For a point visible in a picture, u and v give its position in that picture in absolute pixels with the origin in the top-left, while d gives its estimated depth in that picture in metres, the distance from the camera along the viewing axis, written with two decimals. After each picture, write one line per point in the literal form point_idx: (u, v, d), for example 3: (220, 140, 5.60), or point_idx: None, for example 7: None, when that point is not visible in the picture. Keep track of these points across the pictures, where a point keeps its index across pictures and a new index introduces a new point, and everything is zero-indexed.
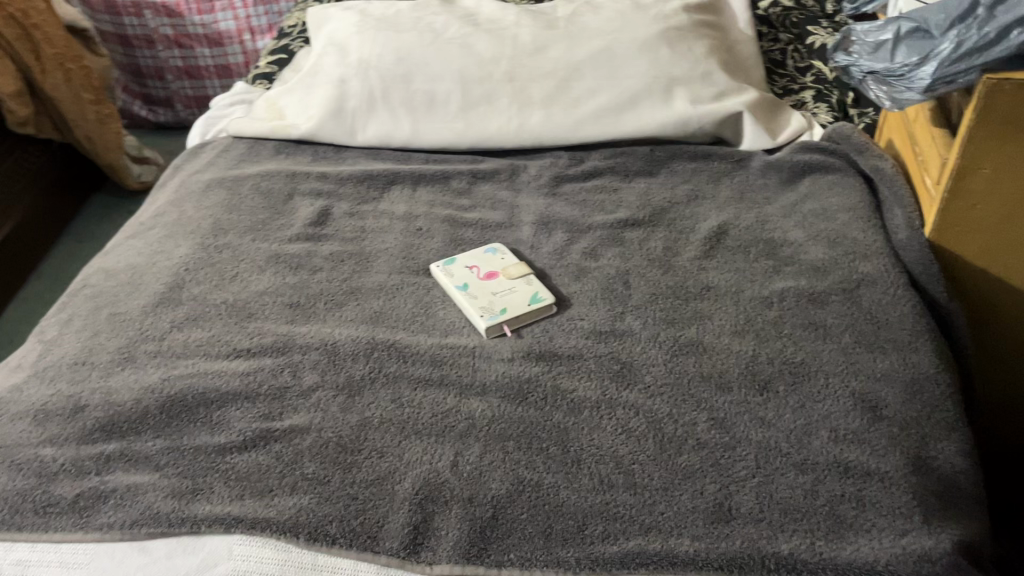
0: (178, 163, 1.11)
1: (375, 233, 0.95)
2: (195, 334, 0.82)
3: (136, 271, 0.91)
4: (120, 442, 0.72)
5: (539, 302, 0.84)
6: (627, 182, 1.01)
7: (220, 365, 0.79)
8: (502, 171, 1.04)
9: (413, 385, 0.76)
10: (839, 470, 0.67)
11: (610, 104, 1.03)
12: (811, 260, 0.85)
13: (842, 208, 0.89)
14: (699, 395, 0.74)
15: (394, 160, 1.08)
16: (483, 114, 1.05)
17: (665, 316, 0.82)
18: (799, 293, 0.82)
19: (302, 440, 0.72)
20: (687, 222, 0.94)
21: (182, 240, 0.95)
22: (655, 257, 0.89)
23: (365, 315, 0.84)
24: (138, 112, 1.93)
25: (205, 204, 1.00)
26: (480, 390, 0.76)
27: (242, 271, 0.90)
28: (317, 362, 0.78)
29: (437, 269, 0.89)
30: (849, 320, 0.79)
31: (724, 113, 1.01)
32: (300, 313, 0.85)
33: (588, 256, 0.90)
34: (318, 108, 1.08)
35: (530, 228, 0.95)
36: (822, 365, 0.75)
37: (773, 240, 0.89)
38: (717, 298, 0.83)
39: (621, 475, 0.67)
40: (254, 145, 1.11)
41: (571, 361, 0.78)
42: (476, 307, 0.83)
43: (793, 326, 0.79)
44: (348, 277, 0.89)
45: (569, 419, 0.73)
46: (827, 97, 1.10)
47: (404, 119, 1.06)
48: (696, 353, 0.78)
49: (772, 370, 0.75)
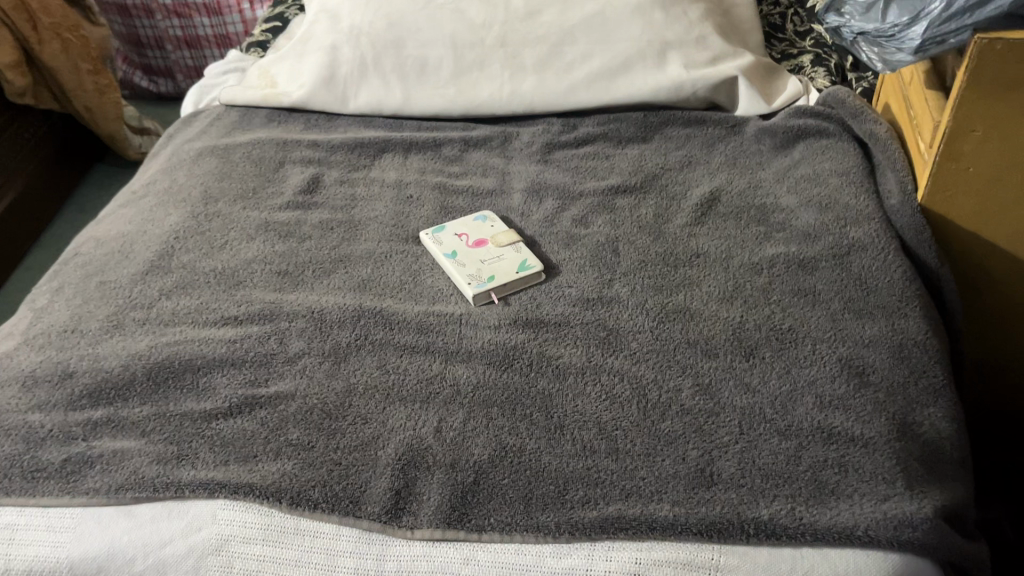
0: (171, 132, 1.11)
1: (366, 201, 0.95)
2: (183, 301, 0.82)
3: (127, 240, 0.91)
4: (108, 408, 0.73)
5: (528, 270, 0.83)
6: (619, 148, 0.99)
7: (208, 333, 0.79)
8: (494, 138, 1.03)
9: (399, 352, 0.76)
10: (822, 436, 0.67)
11: (603, 69, 1.01)
12: (802, 226, 0.84)
13: (835, 172, 0.88)
14: (684, 361, 0.73)
15: (386, 128, 1.07)
16: (475, 80, 1.04)
17: (653, 283, 0.81)
18: (789, 260, 0.81)
19: (287, 406, 0.72)
20: (679, 188, 0.93)
21: (173, 208, 0.95)
22: (646, 224, 0.88)
23: (354, 282, 0.84)
24: (139, 83, 1.93)
25: (196, 172, 1.00)
26: (465, 356, 0.76)
27: (231, 239, 0.90)
28: (304, 329, 0.79)
29: (426, 237, 0.88)
30: (839, 285, 0.78)
31: (720, 77, 0.99)
32: (289, 281, 0.85)
33: (578, 223, 0.90)
34: (310, 75, 1.07)
35: (521, 196, 0.94)
36: (809, 331, 0.75)
37: (765, 206, 0.88)
38: (706, 265, 0.83)
39: (604, 441, 0.68)
40: (246, 114, 1.10)
41: (558, 328, 0.78)
42: (464, 275, 0.83)
43: (782, 292, 0.79)
44: (337, 245, 0.89)
45: (553, 386, 0.73)
46: (825, 60, 1.08)
47: (395, 86, 1.05)
48: (684, 319, 0.77)
49: (759, 336, 0.75)
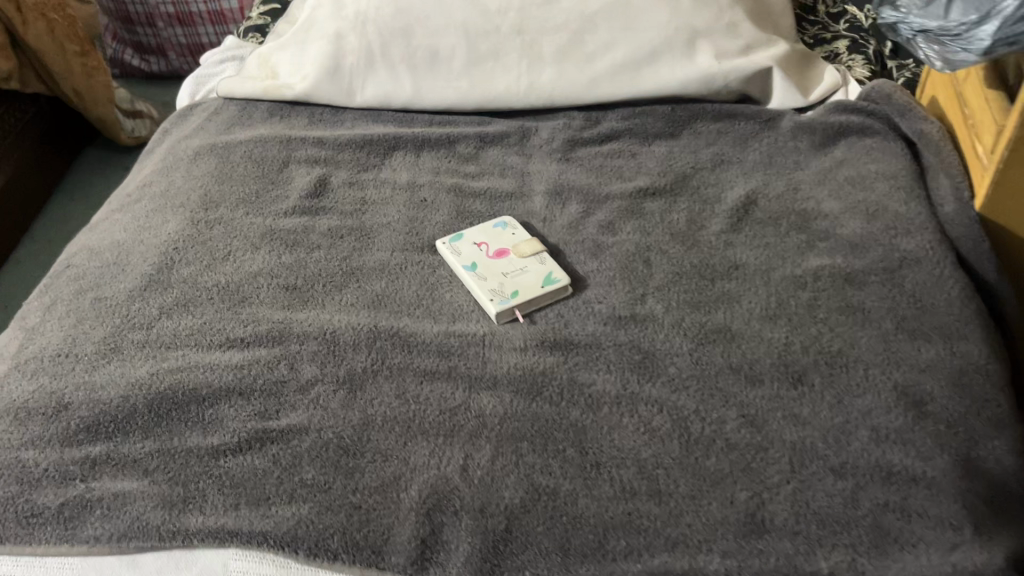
0: (166, 127, 1.04)
1: (376, 205, 0.89)
2: (185, 321, 0.77)
3: (123, 250, 0.85)
4: (107, 444, 0.67)
5: (554, 284, 0.78)
6: (646, 146, 0.93)
7: (212, 358, 0.73)
8: (512, 134, 0.96)
9: (419, 379, 0.71)
10: (881, 475, 0.62)
11: (628, 59, 0.94)
12: (848, 235, 0.78)
13: (882, 175, 0.82)
14: (727, 389, 0.68)
15: (396, 123, 1.00)
16: (490, 71, 0.97)
17: (689, 299, 0.76)
18: (835, 274, 0.76)
19: (300, 441, 0.67)
20: (711, 191, 0.87)
21: (171, 214, 0.89)
22: (678, 232, 0.83)
23: (367, 299, 0.78)
24: (130, 62, 1.85)
25: (195, 174, 0.93)
26: (490, 383, 0.70)
27: (234, 249, 0.84)
28: (315, 353, 0.73)
29: (443, 246, 0.83)
30: (891, 303, 0.73)
31: (753, 69, 0.93)
32: (297, 297, 0.79)
33: (605, 230, 0.84)
34: (313, 66, 1.00)
35: (543, 198, 0.88)
36: (860, 355, 0.70)
37: (806, 212, 0.82)
38: (745, 279, 0.77)
39: (644, 482, 0.63)
40: (245, 107, 1.03)
41: (589, 350, 0.72)
42: (486, 291, 0.78)
43: (828, 310, 0.73)
44: (348, 255, 0.83)
45: (587, 417, 0.67)
46: (863, 46, 1.01)
47: (405, 78, 0.99)
48: (724, 341, 0.72)
49: (807, 361, 0.70)
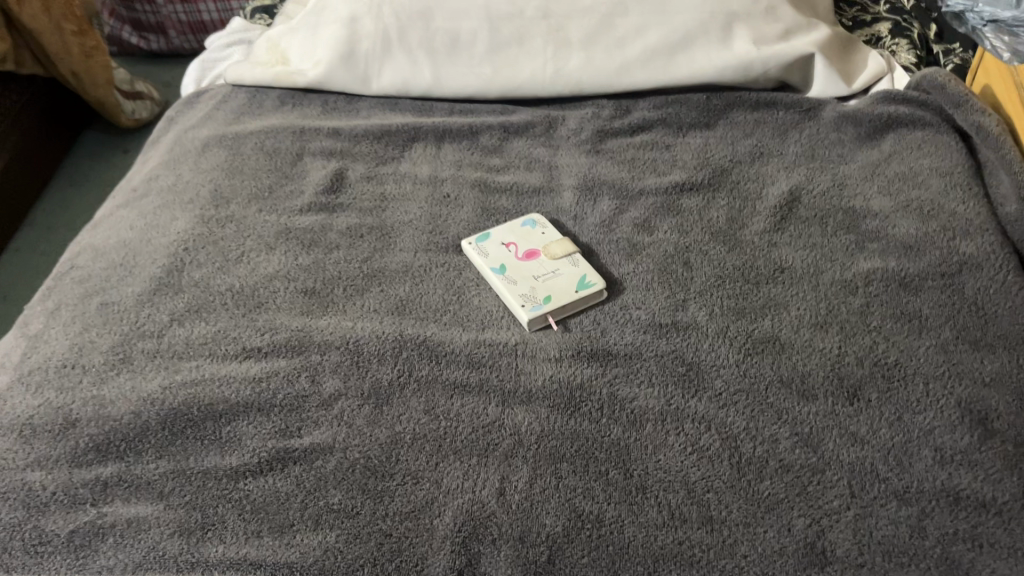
0: (171, 116, 0.99)
1: (397, 202, 0.84)
2: (198, 329, 0.72)
3: (129, 250, 0.81)
4: (119, 465, 0.63)
5: (589, 288, 0.73)
6: (680, 137, 0.88)
7: (228, 370, 0.69)
8: (537, 124, 0.91)
9: (449, 392, 0.67)
10: (948, 501, 0.58)
11: (660, 45, 0.89)
12: (900, 236, 0.74)
13: (935, 170, 0.77)
14: (778, 405, 0.64)
15: (414, 112, 0.95)
16: (514, 58, 0.92)
17: (733, 305, 0.72)
18: (888, 278, 0.71)
19: (324, 462, 0.63)
20: (752, 186, 0.82)
21: (179, 211, 0.84)
22: (718, 231, 0.78)
23: (390, 304, 0.74)
24: (128, 39, 1.76)
25: (203, 167, 0.88)
26: (525, 398, 0.66)
27: (248, 250, 0.79)
28: (338, 364, 0.69)
29: (470, 247, 0.78)
30: (950, 310, 0.68)
31: (794, 56, 0.88)
32: (316, 302, 0.74)
33: (640, 228, 0.79)
34: (326, 50, 0.95)
35: (573, 194, 0.84)
36: (919, 367, 0.65)
37: (854, 210, 0.78)
38: (791, 282, 0.73)
39: (694, 508, 0.59)
40: (254, 94, 0.98)
41: (629, 362, 0.68)
42: (517, 295, 0.73)
43: (882, 317, 0.69)
44: (368, 257, 0.79)
45: (629, 435, 0.63)
46: (906, 30, 0.96)
47: (424, 65, 0.94)
48: (773, 352, 0.68)
49: (862, 375, 0.65)
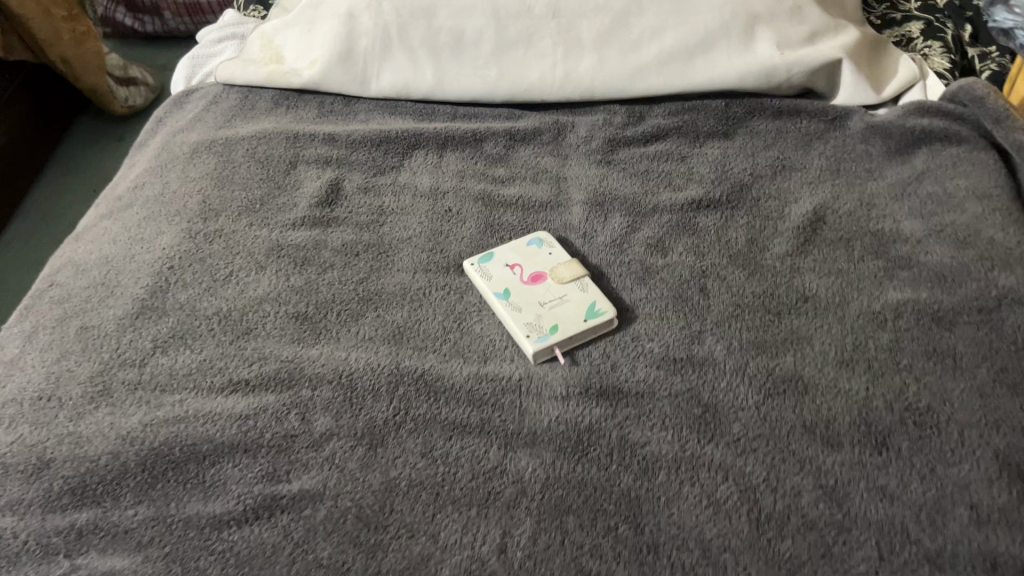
0: (160, 116, 0.94)
1: (396, 215, 0.79)
2: (182, 357, 0.68)
3: (111, 267, 0.76)
4: (95, 510, 0.59)
5: (599, 316, 0.69)
6: (697, 147, 0.83)
7: (212, 405, 0.65)
8: (546, 131, 0.86)
9: (447, 433, 0.63)
10: (986, 566, 0.53)
11: (678, 47, 0.84)
12: (933, 265, 0.69)
13: (972, 192, 0.72)
14: (801, 453, 0.60)
15: (415, 116, 0.90)
16: (521, 59, 0.87)
17: (754, 339, 0.67)
18: (920, 311, 0.67)
19: (314, 511, 0.59)
20: (773, 204, 0.77)
21: (165, 224, 0.79)
22: (737, 254, 0.73)
23: (387, 332, 0.69)
24: (122, 21, 1.70)
25: (191, 175, 0.84)
26: (529, 441, 0.62)
27: (237, 269, 0.75)
28: (330, 401, 0.64)
29: (472, 268, 0.73)
30: (987, 349, 0.63)
31: (821, 61, 0.82)
32: (308, 329, 0.70)
33: (654, 249, 0.75)
34: (322, 48, 0.90)
35: (582, 210, 0.79)
36: (954, 413, 0.61)
37: (883, 233, 0.73)
38: (816, 314, 0.68)
39: (709, 569, 0.54)
40: (247, 95, 0.92)
41: (641, 402, 0.64)
42: (522, 325, 0.68)
43: (913, 355, 0.64)
44: (364, 277, 0.74)
45: (641, 485, 0.59)
46: (939, 31, 0.90)
47: (425, 66, 0.88)
48: (796, 392, 0.63)
49: (892, 421, 0.61)
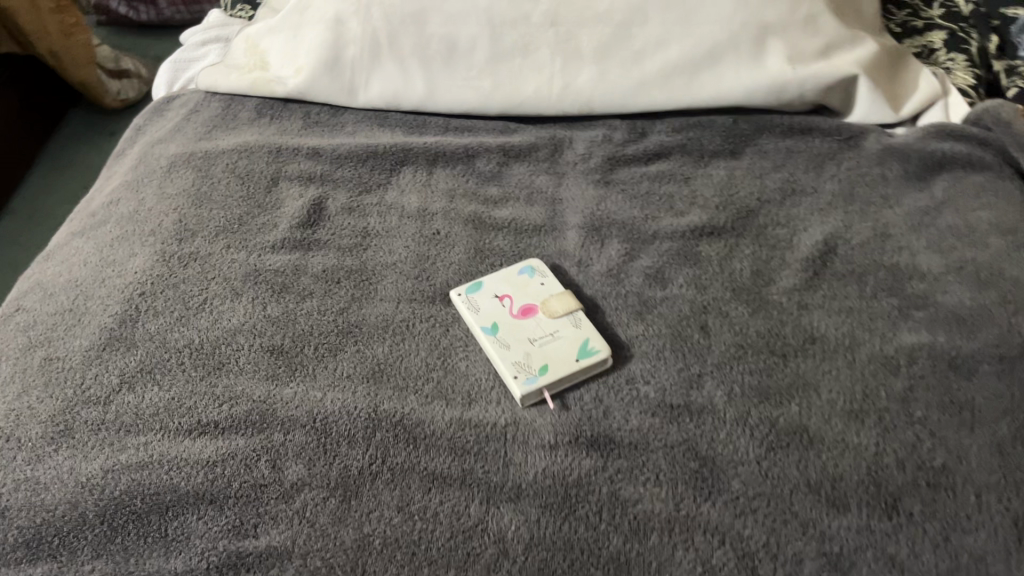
0: (139, 124, 0.89)
1: (381, 238, 0.75)
2: (149, 395, 0.64)
3: (79, 292, 0.72)
4: (50, 566, 0.56)
5: (591, 356, 0.64)
6: (701, 167, 0.78)
7: (178, 449, 0.61)
8: (541, 147, 0.82)
9: (426, 485, 0.59)
10: None
11: (683, 60, 0.79)
12: (951, 306, 0.64)
13: (995, 227, 0.67)
14: (804, 515, 0.56)
15: (405, 128, 0.86)
16: (517, 69, 0.82)
17: (756, 384, 0.63)
18: (935, 357, 0.62)
19: (281, 571, 0.55)
20: (781, 232, 0.72)
21: (138, 246, 0.75)
22: (741, 287, 0.69)
23: (366, 369, 0.65)
24: (116, 8, 1.66)
25: (168, 191, 0.79)
26: (512, 495, 0.58)
27: (211, 296, 0.71)
28: (303, 447, 0.61)
29: (459, 298, 0.69)
30: (1007, 403, 0.59)
31: (835, 77, 0.77)
32: (283, 364, 0.66)
33: (652, 281, 0.70)
34: (307, 56, 0.85)
35: (578, 235, 0.74)
36: (970, 474, 0.56)
37: (898, 268, 0.68)
38: (823, 357, 0.64)
39: None
40: (230, 103, 0.88)
41: (633, 453, 0.60)
42: (510, 364, 0.64)
43: (927, 406, 0.60)
44: (344, 307, 0.70)
45: (630, 547, 0.55)
46: (963, 42, 0.85)
47: (416, 76, 0.84)
48: (801, 446, 0.59)
49: (903, 481, 0.56)
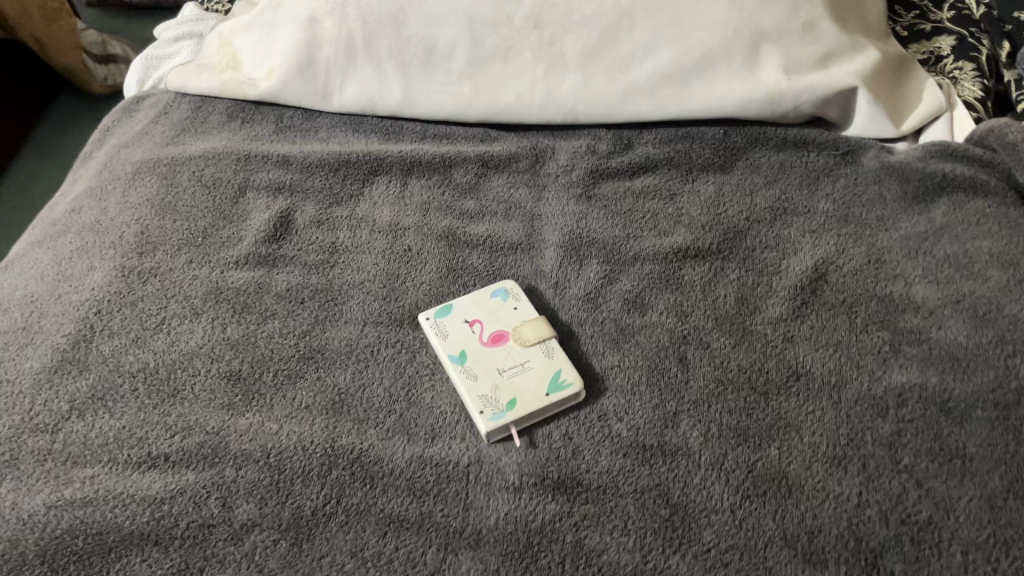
0: (107, 125, 0.86)
1: (350, 255, 0.72)
2: (99, 424, 0.61)
3: (34, 308, 0.69)
4: None
5: (562, 390, 0.61)
6: (688, 183, 0.75)
7: (125, 484, 0.58)
8: (522, 157, 0.78)
9: (382, 528, 0.56)
10: None
11: (672, 69, 0.75)
12: (946, 343, 0.61)
13: (996, 258, 0.64)
14: (779, 572, 0.52)
15: (381, 134, 0.82)
16: (498, 75, 0.78)
17: (734, 424, 0.59)
18: (926, 400, 0.58)
19: None
20: (769, 256, 0.69)
21: (97, 259, 0.72)
22: (724, 316, 0.65)
23: (326, 398, 0.62)
24: None
25: (132, 201, 0.76)
26: (472, 542, 0.55)
27: (169, 316, 0.68)
28: (255, 485, 0.58)
29: (427, 322, 0.66)
30: (1001, 453, 0.55)
31: (833, 89, 0.73)
32: (239, 393, 0.63)
33: (631, 306, 0.66)
34: (279, 57, 0.81)
35: (556, 254, 0.71)
36: (958, 530, 0.53)
37: (892, 298, 0.64)
38: (808, 395, 0.60)
39: None
40: (200, 106, 0.85)
41: (601, 498, 0.56)
42: (476, 398, 0.61)
43: (915, 453, 0.56)
44: (307, 330, 0.67)
45: None
46: (972, 50, 0.80)
47: (393, 80, 0.80)
48: (778, 495, 0.55)
49: (886, 536, 0.53)
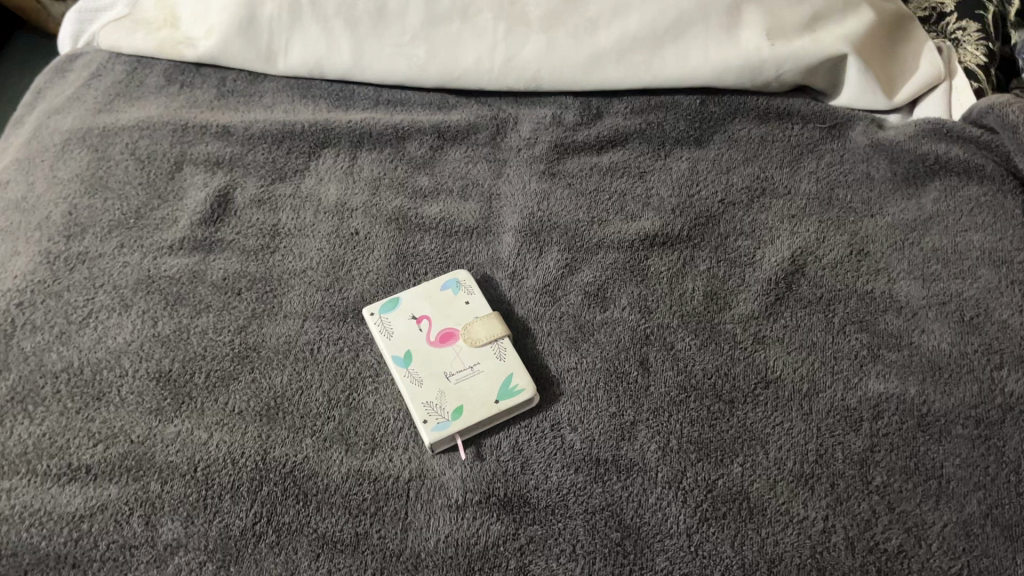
0: (39, 86, 0.81)
1: (292, 239, 0.67)
2: (17, 431, 0.57)
3: None
4: None
5: (512, 396, 0.56)
6: (660, 160, 0.70)
7: (42, 500, 0.54)
8: (483, 128, 0.73)
9: (315, 551, 0.52)
10: None
11: (642, 34, 0.69)
12: (927, 349, 0.56)
13: (987, 254, 0.59)
14: None
15: (331, 99, 0.77)
16: (455, 36, 0.72)
17: (694, 437, 0.54)
18: (904, 413, 0.54)
19: None
20: (743, 243, 0.64)
21: (22, 242, 0.67)
22: (690, 313, 0.60)
23: (261, 402, 0.58)
24: None
25: (62, 176, 0.71)
26: (410, 566, 0.51)
27: (97, 308, 0.63)
28: (181, 501, 0.54)
29: (372, 318, 0.61)
30: (981, 474, 0.51)
31: (817, 58, 0.67)
32: (168, 396, 0.58)
33: (592, 300, 0.62)
34: (218, 15, 0.75)
35: (512, 240, 0.66)
36: (930, 561, 0.48)
37: (873, 297, 0.59)
38: (776, 405, 0.55)
39: None
40: (136, 67, 0.80)
41: (549, 519, 0.52)
42: (420, 405, 0.57)
43: (889, 472, 0.52)
44: (243, 325, 0.62)
45: None
46: (978, 6, 0.73)
47: (342, 40, 0.73)
48: (739, 518, 0.51)
49: (851, 567, 0.49)
